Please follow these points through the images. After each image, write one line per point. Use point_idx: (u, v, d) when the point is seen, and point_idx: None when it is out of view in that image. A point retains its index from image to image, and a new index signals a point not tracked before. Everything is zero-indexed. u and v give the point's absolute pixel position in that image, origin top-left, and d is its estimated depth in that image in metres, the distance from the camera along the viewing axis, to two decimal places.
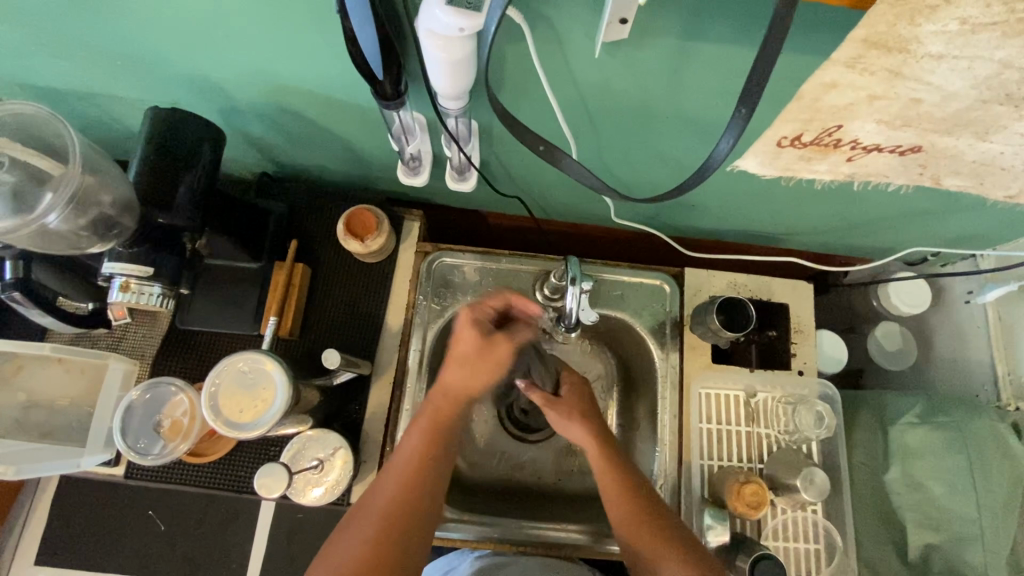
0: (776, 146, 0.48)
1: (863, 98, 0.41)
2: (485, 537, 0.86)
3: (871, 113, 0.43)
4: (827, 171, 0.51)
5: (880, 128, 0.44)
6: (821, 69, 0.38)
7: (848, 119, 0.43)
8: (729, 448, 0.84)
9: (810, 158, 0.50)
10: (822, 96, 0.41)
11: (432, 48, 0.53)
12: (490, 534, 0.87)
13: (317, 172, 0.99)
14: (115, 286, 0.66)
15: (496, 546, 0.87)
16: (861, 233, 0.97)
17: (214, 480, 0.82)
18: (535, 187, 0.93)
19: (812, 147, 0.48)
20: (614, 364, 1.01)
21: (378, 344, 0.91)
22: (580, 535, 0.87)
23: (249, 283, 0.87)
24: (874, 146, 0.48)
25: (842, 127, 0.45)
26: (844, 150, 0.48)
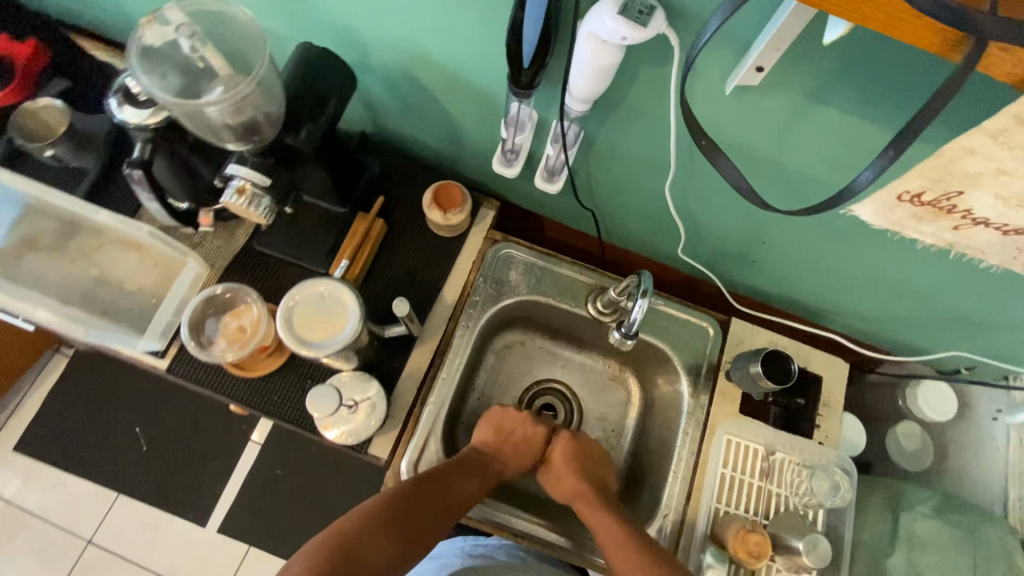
0: (896, 199, 0.56)
1: (994, 169, 0.47)
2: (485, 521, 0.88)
3: (993, 187, 0.49)
4: (933, 233, 0.59)
5: (997, 202, 0.51)
6: (966, 133, 0.44)
7: (970, 187, 0.51)
8: (738, 497, 0.86)
9: (921, 217, 0.57)
10: (958, 160, 0.47)
11: (587, 49, 0.59)
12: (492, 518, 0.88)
13: (410, 143, 1.05)
14: (231, 188, 0.70)
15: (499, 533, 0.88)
16: (908, 329, 1.00)
17: (247, 396, 0.84)
18: (613, 208, 0.97)
19: (926, 207, 0.55)
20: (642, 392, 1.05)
21: (431, 311, 0.94)
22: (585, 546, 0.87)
23: (332, 224, 0.92)
24: (981, 220, 0.55)
25: (961, 194, 0.52)
26: (954, 217, 0.56)
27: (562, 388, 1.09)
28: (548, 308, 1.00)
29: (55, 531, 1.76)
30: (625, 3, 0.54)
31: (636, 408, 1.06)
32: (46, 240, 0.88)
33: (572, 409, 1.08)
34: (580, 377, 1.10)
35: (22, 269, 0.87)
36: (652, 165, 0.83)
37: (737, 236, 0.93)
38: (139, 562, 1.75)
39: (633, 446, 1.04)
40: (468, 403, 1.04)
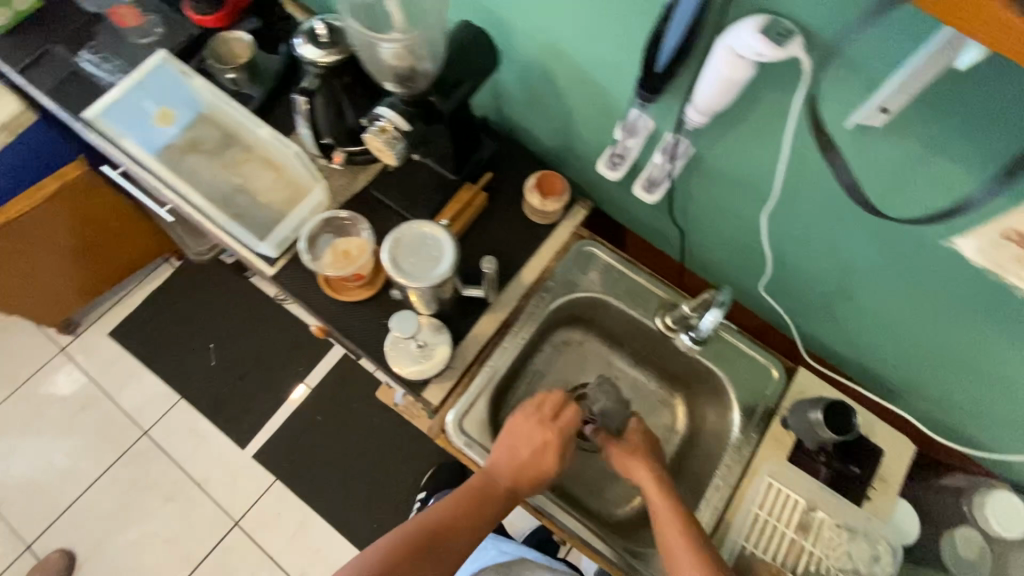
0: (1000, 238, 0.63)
1: None
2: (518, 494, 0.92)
3: None
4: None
5: None
6: None
7: None
8: (768, 543, 0.84)
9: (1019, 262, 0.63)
10: None
11: (721, 61, 0.64)
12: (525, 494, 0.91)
13: (524, 133, 1.14)
14: (375, 124, 0.80)
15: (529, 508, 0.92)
16: (990, 428, 0.94)
17: (332, 316, 0.94)
18: (702, 233, 1.00)
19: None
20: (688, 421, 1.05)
21: (508, 286, 1.00)
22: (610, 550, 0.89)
23: (441, 187, 1.01)
24: None
25: None
26: None
27: None
28: (616, 312, 1.03)
29: (121, 415, 1.95)
30: (768, 25, 0.59)
31: (678, 434, 1.06)
32: (208, 144, 1.04)
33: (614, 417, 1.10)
34: (628, 389, 1.11)
35: (184, 163, 1.02)
36: (752, 194, 0.86)
37: (823, 285, 0.92)
38: (181, 464, 1.90)
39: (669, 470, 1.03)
40: (518, 384, 1.08)
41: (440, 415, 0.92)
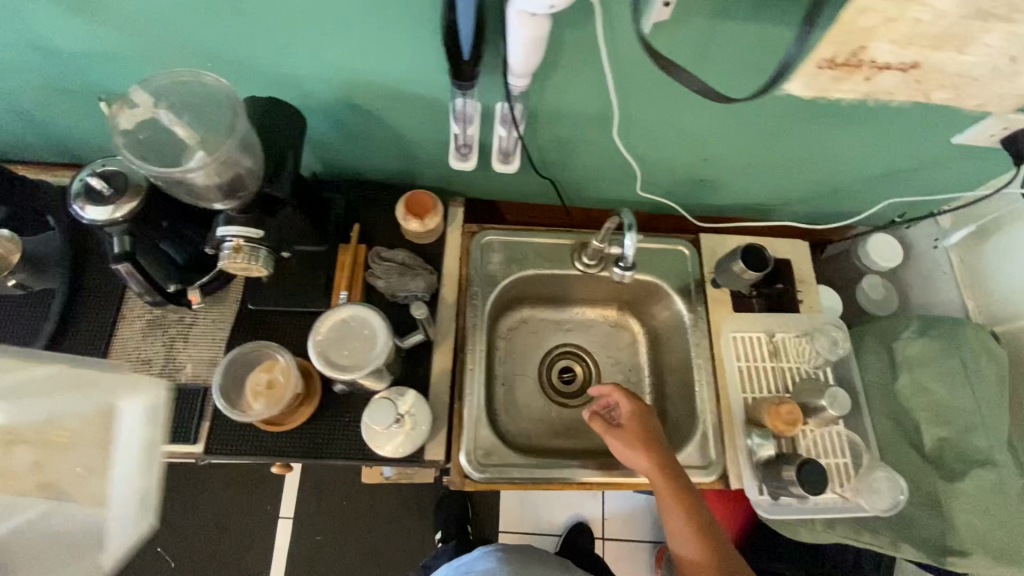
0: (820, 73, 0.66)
1: None
2: (555, 480, 0.90)
3: (889, 35, 0.59)
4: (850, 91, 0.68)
5: (893, 46, 0.60)
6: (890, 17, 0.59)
7: (868, 41, 0.60)
8: (761, 382, 0.95)
9: (838, 78, 0.66)
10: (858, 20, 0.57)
11: (520, 25, 0.65)
12: (562, 475, 0.91)
13: (360, 168, 1.08)
14: (226, 248, 0.72)
15: (563, 484, 0.91)
16: (847, 199, 1.13)
17: (291, 448, 0.86)
18: (569, 170, 1.04)
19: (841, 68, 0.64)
20: (644, 328, 1.14)
21: (437, 315, 0.98)
22: None
23: (317, 264, 0.94)
24: (884, 68, 0.64)
25: (865, 48, 0.61)
26: (864, 70, 0.64)
27: (576, 350, 1.16)
28: (540, 279, 1.06)
29: None
30: None
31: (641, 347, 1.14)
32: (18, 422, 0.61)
33: (588, 364, 1.15)
34: (586, 334, 1.16)
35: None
36: (594, 120, 0.90)
37: (685, 162, 1.01)
38: None
39: (653, 375, 1.12)
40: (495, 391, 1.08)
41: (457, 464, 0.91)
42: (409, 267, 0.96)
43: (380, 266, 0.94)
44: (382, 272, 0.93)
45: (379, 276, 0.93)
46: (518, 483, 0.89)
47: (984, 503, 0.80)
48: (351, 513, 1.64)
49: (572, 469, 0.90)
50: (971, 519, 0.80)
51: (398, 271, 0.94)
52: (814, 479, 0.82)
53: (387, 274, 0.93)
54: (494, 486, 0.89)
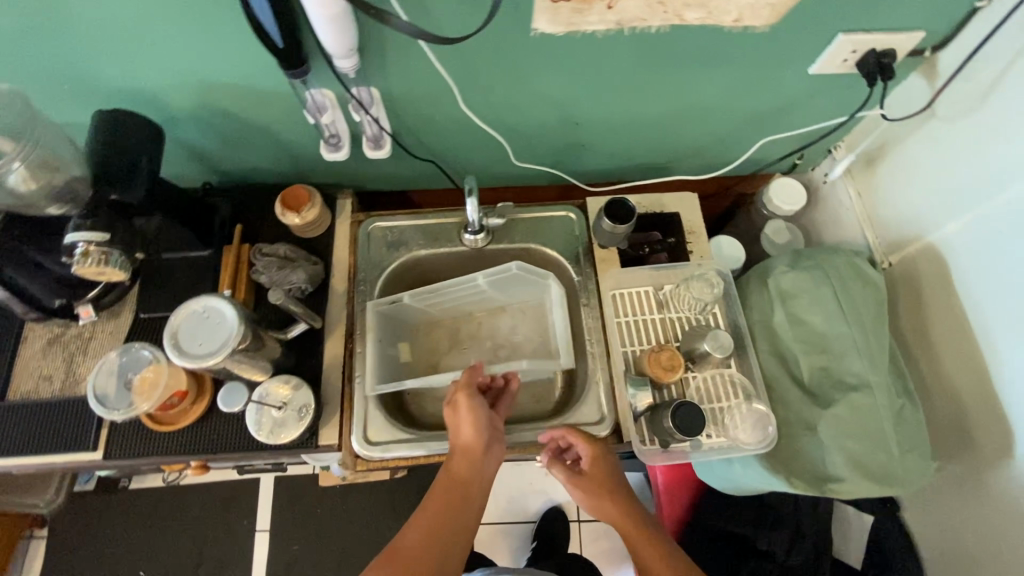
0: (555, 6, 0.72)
1: None
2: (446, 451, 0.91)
3: None
4: (598, 19, 0.74)
5: None
6: None
7: None
8: (647, 334, 0.95)
9: (580, 11, 0.73)
10: None
11: (313, 5, 0.68)
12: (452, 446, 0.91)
13: (252, 169, 1.11)
14: (75, 251, 0.76)
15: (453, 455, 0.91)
16: (736, 147, 1.12)
17: (185, 445, 0.89)
18: (448, 147, 1.06)
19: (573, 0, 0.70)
20: None
21: (328, 304, 1.00)
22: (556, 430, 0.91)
23: (205, 267, 0.98)
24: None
25: None
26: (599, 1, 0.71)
27: None
28: (430, 259, 1.07)
29: None
30: None
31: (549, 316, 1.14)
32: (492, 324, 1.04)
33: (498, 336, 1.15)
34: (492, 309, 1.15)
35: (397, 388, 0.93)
36: (447, 95, 0.92)
37: (556, 127, 1.02)
38: None
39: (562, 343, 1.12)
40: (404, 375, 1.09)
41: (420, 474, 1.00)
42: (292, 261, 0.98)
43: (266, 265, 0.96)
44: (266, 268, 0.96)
45: (262, 272, 0.96)
46: (406, 458, 0.91)
47: (860, 426, 0.79)
48: (318, 515, 1.66)
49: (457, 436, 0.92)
50: (849, 444, 0.79)
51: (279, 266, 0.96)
52: (682, 417, 0.82)
53: (272, 268, 0.96)
54: (385, 464, 0.90)
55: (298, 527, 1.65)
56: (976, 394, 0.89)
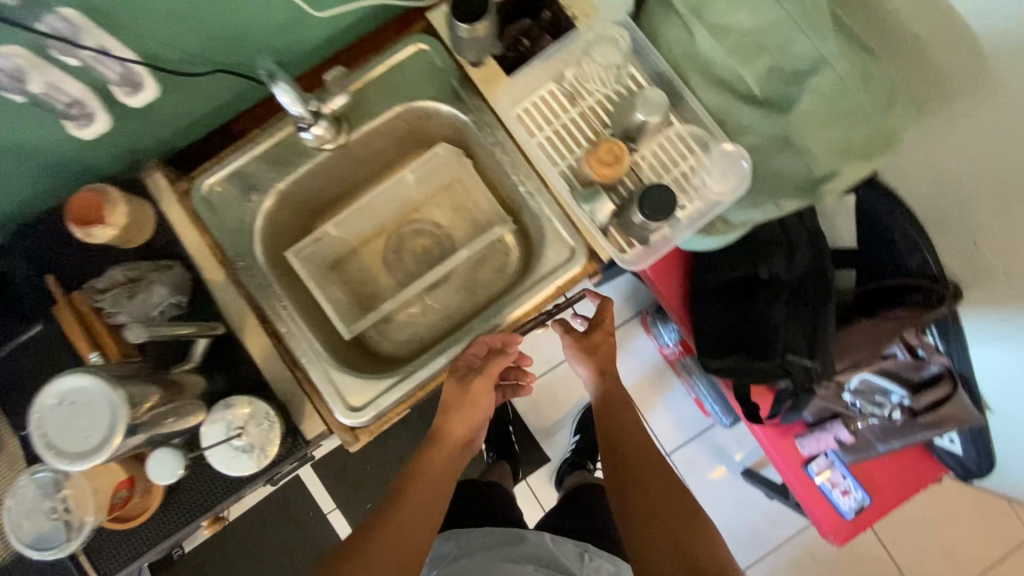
0: None
1: None
2: (437, 372, 0.80)
3: None
4: None
5: None
6: None
7: None
8: (573, 138, 0.80)
9: None
10: None
11: None
12: (439, 365, 0.80)
13: (15, 201, 0.82)
14: None
15: (447, 374, 0.81)
16: None
17: (176, 520, 0.77)
18: (230, 43, 0.78)
19: None
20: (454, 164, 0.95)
21: (219, 302, 0.80)
22: (536, 288, 0.80)
23: (50, 342, 0.77)
24: None
25: None
26: None
27: (408, 226, 1.00)
28: (295, 190, 0.85)
29: None
30: None
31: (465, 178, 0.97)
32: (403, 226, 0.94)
33: (428, 226, 1.00)
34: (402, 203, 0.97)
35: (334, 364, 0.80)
36: None
37: None
38: None
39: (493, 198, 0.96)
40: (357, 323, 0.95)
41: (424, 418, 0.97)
42: (138, 280, 0.77)
43: (114, 302, 0.76)
44: (114, 305, 0.75)
45: (115, 311, 0.75)
46: (402, 402, 0.79)
47: (828, 110, 0.72)
48: (374, 471, 1.64)
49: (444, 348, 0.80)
50: (824, 134, 0.72)
51: (127, 295, 0.75)
52: (654, 205, 0.71)
53: (121, 301, 0.75)
54: (386, 421, 0.80)
55: (364, 489, 1.64)
56: (929, 23, 0.88)
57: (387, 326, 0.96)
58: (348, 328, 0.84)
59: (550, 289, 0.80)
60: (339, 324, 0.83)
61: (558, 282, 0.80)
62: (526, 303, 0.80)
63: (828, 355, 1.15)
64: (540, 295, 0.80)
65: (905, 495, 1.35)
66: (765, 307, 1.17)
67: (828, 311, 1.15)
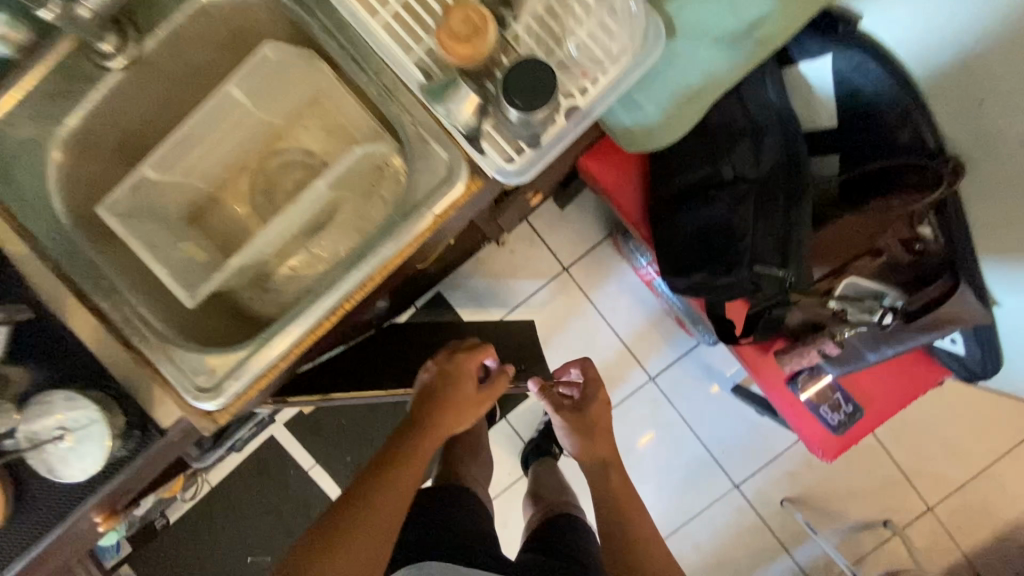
0: None
1: None
2: (302, 333, 0.66)
3: None
4: None
5: None
6: None
7: None
8: (428, 13, 0.59)
9: None
10: None
11: None
12: (303, 325, 0.65)
13: None
14: None
15: (316, 333, 0.67)
16: None
17: (21, 541, 0.66)
18: None
19: None
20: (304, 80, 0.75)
21: (25, 281, 0.65)
22: (405, 220, 0.63)
23: None
24: None
25: None
26: None
27: (274, 165, 0.82)
28: (97, 119, 0.70)
29: None
30: None
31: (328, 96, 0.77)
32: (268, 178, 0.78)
33: (298, 156, 0.82)
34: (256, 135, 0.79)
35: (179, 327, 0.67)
36: None
37: None
38: None
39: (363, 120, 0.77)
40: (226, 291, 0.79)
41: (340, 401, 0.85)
42: None
43: None
44: None
45: None
46: (265, 372, 0.66)
47: None
48: (336, 440, 1.53)
49: (307, 306, 0.65)
50: None
51: None
52: (533, 89, 0.52)
53: None
54: (247, 394, 0.67)
55: (328, 459, 1.54)
56: None
57: (263, 290, 0.80)
58: (190, 293, 0.68)
59: (428, 220, 0.63)
60: (177, 290, 0.67)
61: (437, 209, 0.62)
62: (399, 241, 0.63)
63: (803, 263, 0.97)
64: (418, 227, 0.63)
65: (902, 405, 1.25)
66: (728, 212, 0.98)
67: (804, 208, 0.95)
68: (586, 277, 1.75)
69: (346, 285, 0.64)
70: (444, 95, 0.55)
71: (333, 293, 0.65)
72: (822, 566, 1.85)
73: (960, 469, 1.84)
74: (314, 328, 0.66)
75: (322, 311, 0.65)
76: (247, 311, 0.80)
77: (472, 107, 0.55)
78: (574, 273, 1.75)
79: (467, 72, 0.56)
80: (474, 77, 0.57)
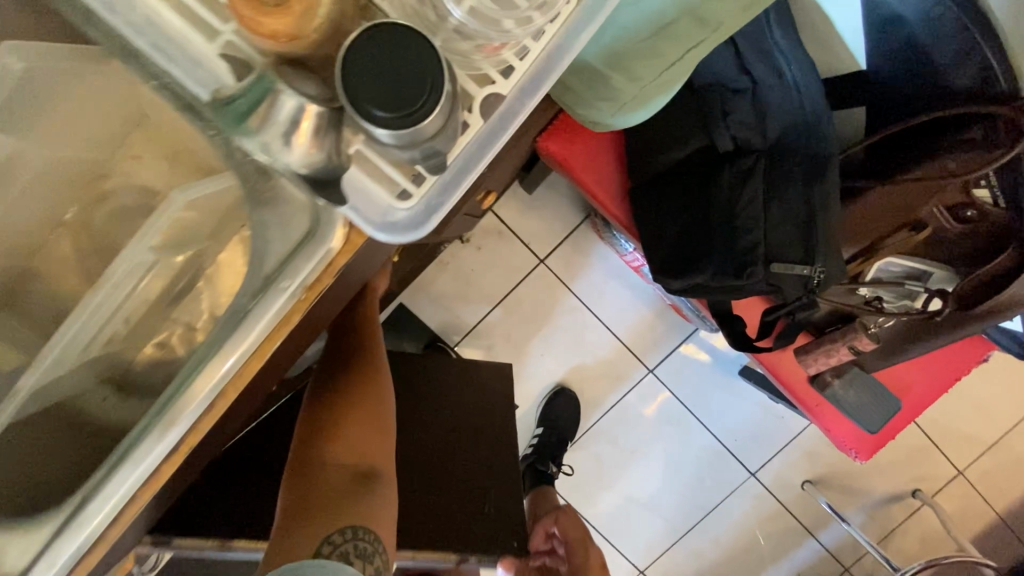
0: None
1: None
2: (141, 485, 0.44)
3: None
4: None
5: None
6: None
7: None
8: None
9: None
10: None
11: None
12: (139, 478, 0.43)
13: None
14: None
15: (159, 482, 0.45)
16: None
17: None
18: None
19: None
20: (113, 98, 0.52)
21: None
22: (261, 305, 0.41)
23: None
24: None
25: None
26: None
27: (104, 217, 0.58)
28: None
29: None
30: None
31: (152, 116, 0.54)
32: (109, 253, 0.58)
33: (135, 198, 0.58)
34: (66, 181, 0.56)
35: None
36: None
37: None
38: None
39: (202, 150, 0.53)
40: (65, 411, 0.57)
41: (246, 541, 0.61)
42: None
43: None
44: None
45: None
46: (94, 547, 0.45)
47: None
48: None
49: (138, 446, 0.43)
50: None
51: None
52: (407, 83, 0.29)
53: None
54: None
55: None
56: None
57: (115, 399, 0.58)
58: None
59: (295, 299, 0.41)
60: None
61: (307, 282, 0.41)
62: (257, 338, 0.41)
63: (833, 254, 0.75)
64: (282, 314, 0.41)
65: (942, 390, 1.07)
66: (730, 197, 0.76)
67: (830, 182, 0.72)
68: (564, 267, 1.49)
69: (190, 413, 0.42)
70: (253, 118, 0.30)
71: (171, 426, 0.42)
72: (849, 547, 1.72)
73: (987, 429, 1.70)
74: (153, 476, 0.44)
75: (161, 452, 0.43)
76: (98, 426, 0.57)
77: (313, 129, 0.31)
78: (551, 264, 1.48)
79: (304, 65, 0.32)
80: (316, 73, 0.33)
